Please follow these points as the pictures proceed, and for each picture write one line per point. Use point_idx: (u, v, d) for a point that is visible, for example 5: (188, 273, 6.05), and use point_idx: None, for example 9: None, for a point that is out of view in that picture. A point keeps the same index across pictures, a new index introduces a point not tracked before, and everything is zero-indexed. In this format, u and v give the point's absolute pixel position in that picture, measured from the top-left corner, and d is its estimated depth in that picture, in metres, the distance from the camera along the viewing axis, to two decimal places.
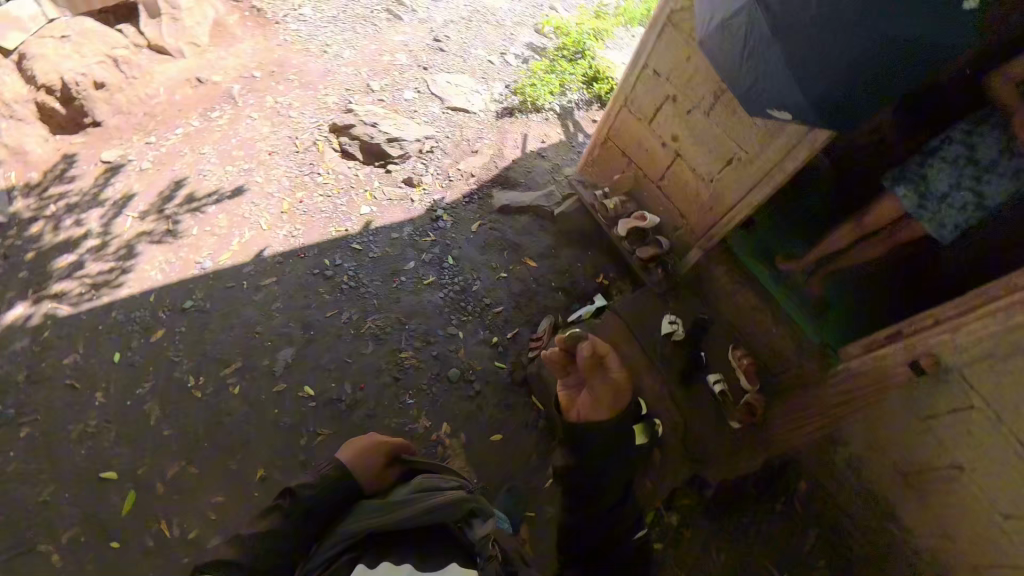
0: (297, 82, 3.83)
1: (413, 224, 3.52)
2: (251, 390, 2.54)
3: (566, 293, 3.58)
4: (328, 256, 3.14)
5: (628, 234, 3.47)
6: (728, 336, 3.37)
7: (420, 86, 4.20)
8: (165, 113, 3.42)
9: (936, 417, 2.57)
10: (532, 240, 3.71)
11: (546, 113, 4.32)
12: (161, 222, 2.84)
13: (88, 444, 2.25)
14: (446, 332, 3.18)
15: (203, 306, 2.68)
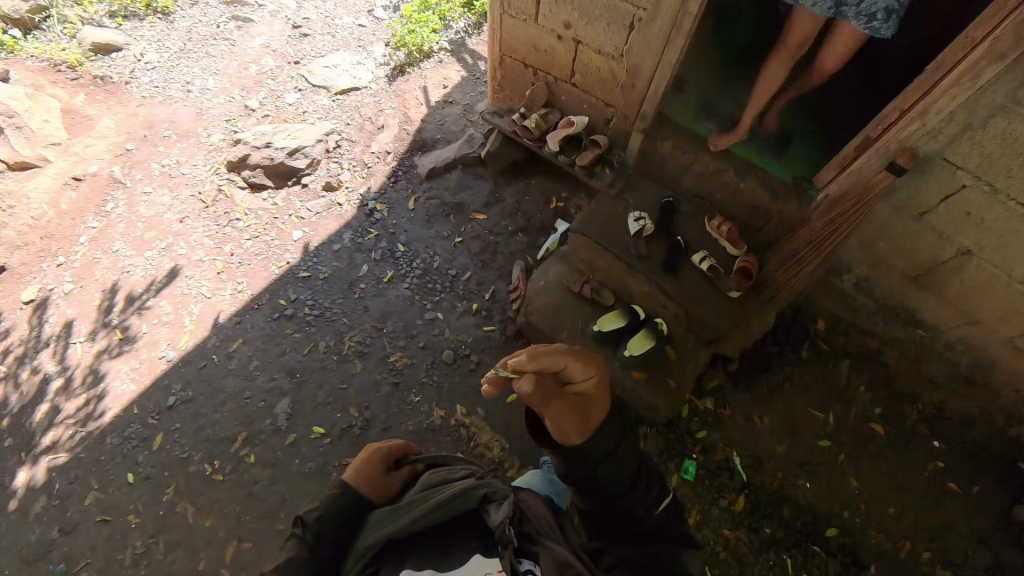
0: (176, 136, 3.60)
1: (350, 228, 3.42)
2: (266, 453, 2.60)
3: (525, 232, 3.47)
4: (282, 294, 3.12)
5: (560, 146, 3.27)
6: (700, 209, 3.21)
7: (300, 83, 3.94)
8: (57, 225, 3.21)
9: (930, 212, 2.40)
10: (471, 193, 3.56)
11: (438, 55, 4.04)
12: (112, 334, 2.82)
13: (144, 565, 2.24)
14: (425, 318, 3.19)
15: (186, 395, 2.68)
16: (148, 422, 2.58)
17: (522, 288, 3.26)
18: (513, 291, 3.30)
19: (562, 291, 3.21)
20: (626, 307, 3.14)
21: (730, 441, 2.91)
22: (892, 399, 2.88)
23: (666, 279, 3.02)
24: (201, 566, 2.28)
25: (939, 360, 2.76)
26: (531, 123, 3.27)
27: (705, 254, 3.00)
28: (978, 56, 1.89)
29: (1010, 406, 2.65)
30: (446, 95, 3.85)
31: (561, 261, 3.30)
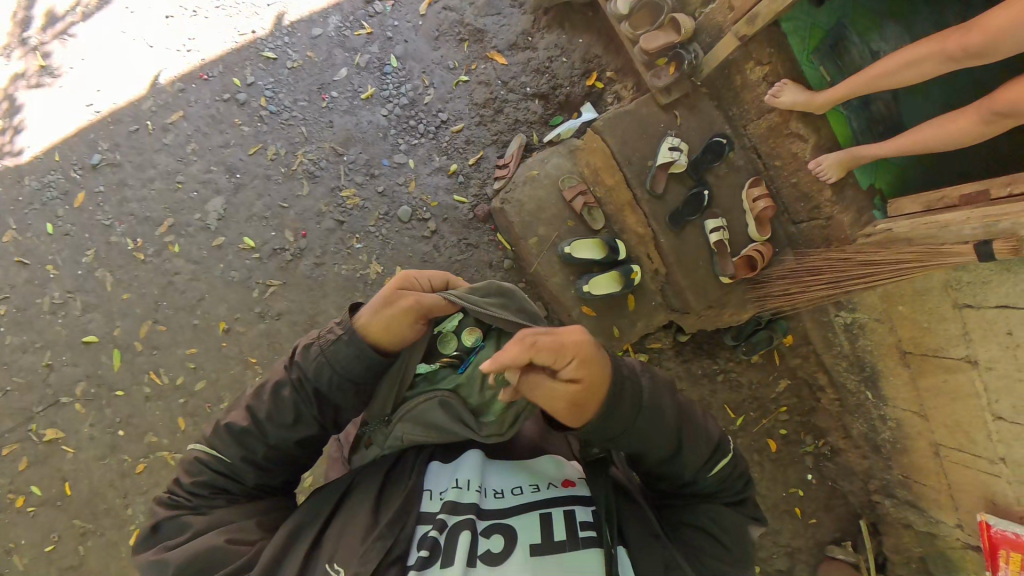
0: None
1: (340, 12, 2.79)
2: (192, 248, 2.58)
3: (543, 100, 2.82)
4: (237, 73, 2.68)
5: (632, 12, 2.43)
6: (750, 164, 2.62)
7: None
8: None
9: (976, 308, 2.05)
10: (498, 23, 2.84)
11: None
12: (32, 58, 2.53)
13: (62, 314, 2.46)
14: (392, 161, 2.80)
15: (113, 159, 2.55)
16: (70, 175, 2.52)
17: (511, 169, 2.78)
18: (501, 169, 2.82)
19: (551, 187, 2.69)
20: (608, 237, 2.63)
21: None
22: (802, 425, 2.94)
23: (662, 230, 2.60)
24: (115, 332, 2.49)
25: (862, 419, 2.74)
26: None
27: (720, 223, 2.55)
28: None
29: (900, 483, 2.70)
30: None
31: (569, 154, 2.71)
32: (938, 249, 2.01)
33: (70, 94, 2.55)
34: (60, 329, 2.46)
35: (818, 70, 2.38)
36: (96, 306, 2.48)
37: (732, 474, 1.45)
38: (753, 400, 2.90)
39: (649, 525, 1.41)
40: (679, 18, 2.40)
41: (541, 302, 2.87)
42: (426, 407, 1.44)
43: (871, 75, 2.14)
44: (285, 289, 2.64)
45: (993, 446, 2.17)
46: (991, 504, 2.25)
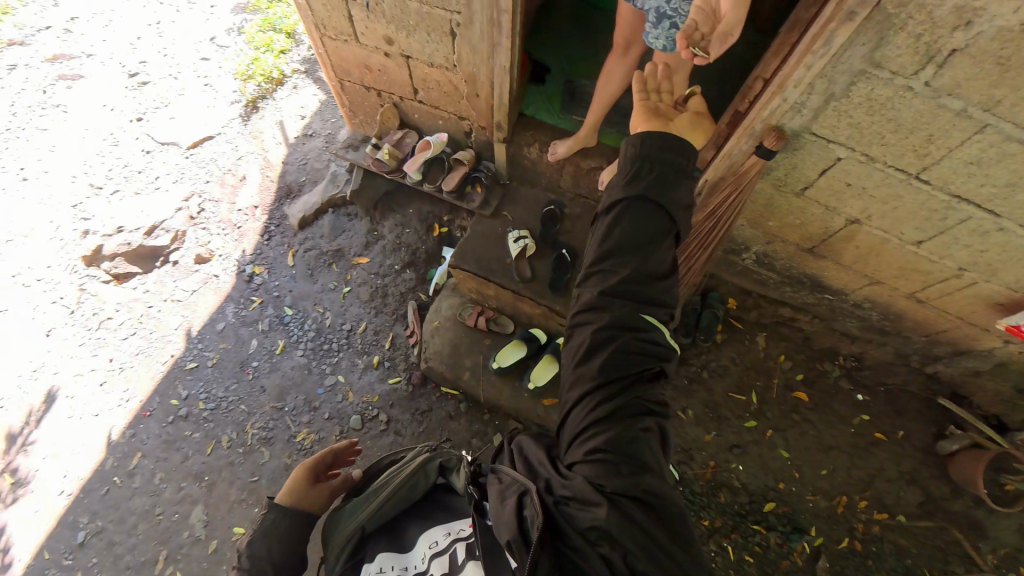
0: (20, 235, 3.60)
1: (231, 300, 3.39)
2: (190, 568, 2.75)
3: (414, 266, 3.26)
4: (173, 393, 3.18)
5: (423, 173, 3.03)
6: (587, 207, 2.97)
7: (146, 144, 3.89)
8: None
9: (812, 185, 2.38)
10: (349, 236, 3.40)
11: (292, 80, 4.01)
12: (3, 480, 3.02)
13: None
14: (326, 386, 3.10)
15: (94, 527, 2.88)
16: (63, 563, 2.82)
17: (418, 332, 3.08)
18: (411, 335, 3.14)
19: (454, 323, 2.98)
20: (524, 331, 2.92)
21: (685, 447, 3.02)
22: (810, 359, 3.22)
23: (555, 300, 2.74)
24: None
25: (847, 316, 3.07)
26: (384, 155, 3.01)
27: None
28: (830, 16, 1.75)
29: (904, 328, 2.95)
30: (304, 130, 3.75)
31: (452, 291, 3.07)
32: (742, 169, 2.37)
33: (51, 489, 2.99)
34: None
35: (560, 119, 2.88)
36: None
37: (630, 347, 1.38)
38: (751, 361, 3.20)
39: (512, 488, 1.37)
40: (459, 156, 2.99)
41: (511, 418, 2.93)
42: (350, 505, 1.52)
43: (595, 107, 2.54)
44: None
45: (945, 265, 2.42)
46: (998, 306, 2.48)
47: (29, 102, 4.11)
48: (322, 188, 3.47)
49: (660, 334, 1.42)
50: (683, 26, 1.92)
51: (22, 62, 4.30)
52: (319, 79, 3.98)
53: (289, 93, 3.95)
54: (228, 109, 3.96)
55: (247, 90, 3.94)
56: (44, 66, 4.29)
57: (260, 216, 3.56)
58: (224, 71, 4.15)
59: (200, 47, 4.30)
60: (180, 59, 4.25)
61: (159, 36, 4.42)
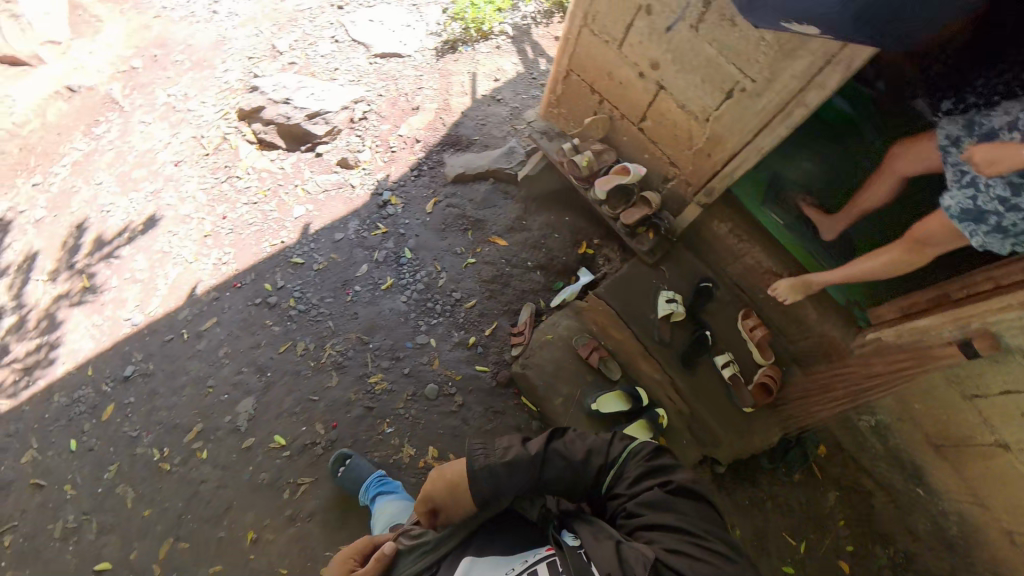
0: (188, 62, 3.66)
1: (358, 217, 3.32)
2: (219, 451, 2.77)
3: (544, 270, 3.18)
4: (268, 279, 3.10)
5: (607, 196, 2.92)
6: (740, 300, 2.92)
7: (338, 33, 3.88)
8: (43, 140, 3.42)
9: (985, 397, 2.31)
10: (496, 212, 3.31)
11: (497, 39, 3.97)
12: (77, 279, 3.02)
13: (74, 540, 2.62)
14: (415, 342, 3.02)
15: (145, 368, 2.88)
16: (102, 386, 2.85)
17: (526, 335, 2.99)
18: (516, 335, 3.03)
19: (566, 347, 2.89)
20: (628, 386, 2.76)
21: None
22: (870, 540, 3.11)
23: (676, 371, 2.75)
24: (132, 555, 2.59)
25: (924, 515, 3.00)
26: (582, 161, 2.93)
27: (727, 357, 2.74)
28: None
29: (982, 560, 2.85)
30: (493, 92, 3.68)
31: (575, 316, 2.96)
32: (930, 350, 2.24)
33: (118, 311, 2.98)
34: (71, 558, 2.60)
35: (796, 190, 2.56)
36: (120, 514, 2.67)
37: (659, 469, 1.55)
38: (812, 511, 3.14)
39: (602, 531, 1.44)
40: (648, 195, 2.88)
41: None
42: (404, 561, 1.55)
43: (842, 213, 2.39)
44: (315, 485, 2.74)
45: None
46: None
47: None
48: (491, 152, 3.41)
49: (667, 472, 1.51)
50: (977, 207, 1.80)
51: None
52: (523, 53, 3.91)
53: (490, 50, 3.90)
54: (418, 36, 3.94)
55: (450, 27, 3.96)
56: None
57: (417, 152, 3.49)
58: (439, 2, 4.15)
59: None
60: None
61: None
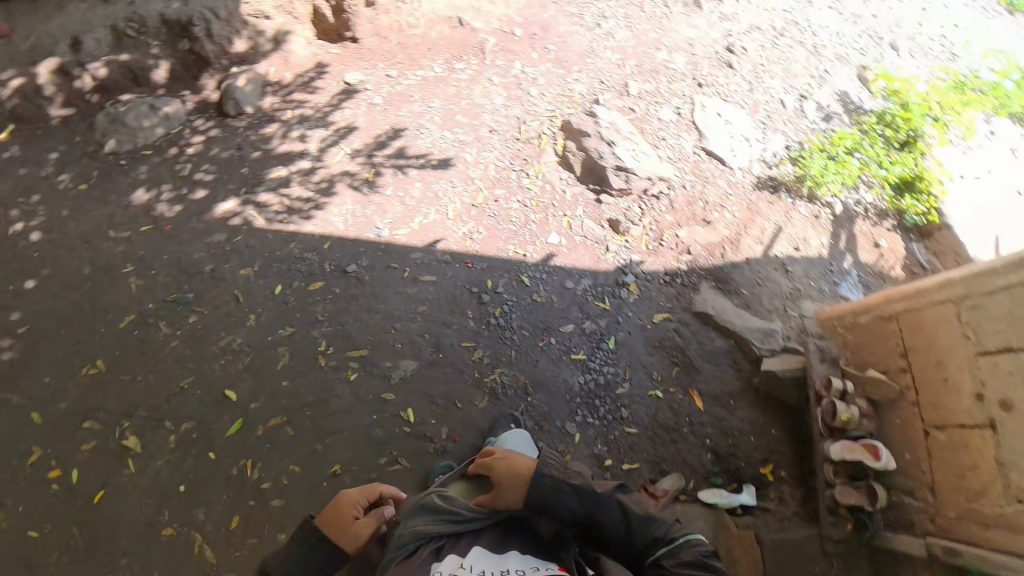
0: (552, 55, 4.03)
1: (594, 279, 3.28)
2: (362, 383, 2.92)
3: (716, 458, 2.84)
4: (493, 278, 3.19)
5: (838, 461, 2.55)
6: None
7: (683, 106, 4.06)
8: (415, 44, 3.81)
9: None
10: (715, 372, 3.06)
11: (821, 206, 3.77)
12: (367, 170, 3.34)
13: (228, 360, 2.96)
14: (563, 427, 2.84)
15: (361, 275, 3.12)
16: (325, 264, 3.13)
17: (660, 503, 2.62)
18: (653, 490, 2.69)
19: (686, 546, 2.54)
20: None
21: None
22: None
23: None
24: (251, 406, 2.87)
25: None
26: (841, 415, 2.54)
27: None
28: None
29: None
30: (784, 259, 3.45)
31: (711, 526, 2.60)
32: None
33: (375, 215, 3.24)
34: (217, 371, 2.94)
35: None
36: (268, 369, 2.95)
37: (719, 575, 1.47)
38: None
39: None
40: (880, 492, 2.45)
41: None
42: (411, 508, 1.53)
43: None
44: (405, 473, 2.69)
45: None
46: None
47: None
48: (750, 320, 3.18)
49: None
50: None
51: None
52: (835, 237, 3.67)
53: (809, 216, 3.71)
54: (745, 152, 3.99)
55: (782, 168, 3.93)
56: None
57: (680, 263, 3.36)
58: (787, 138, 4.21)
59: (774, 100, 4.46)
60: (753, 92, 4.45)
61: (757, 63, 4.70)
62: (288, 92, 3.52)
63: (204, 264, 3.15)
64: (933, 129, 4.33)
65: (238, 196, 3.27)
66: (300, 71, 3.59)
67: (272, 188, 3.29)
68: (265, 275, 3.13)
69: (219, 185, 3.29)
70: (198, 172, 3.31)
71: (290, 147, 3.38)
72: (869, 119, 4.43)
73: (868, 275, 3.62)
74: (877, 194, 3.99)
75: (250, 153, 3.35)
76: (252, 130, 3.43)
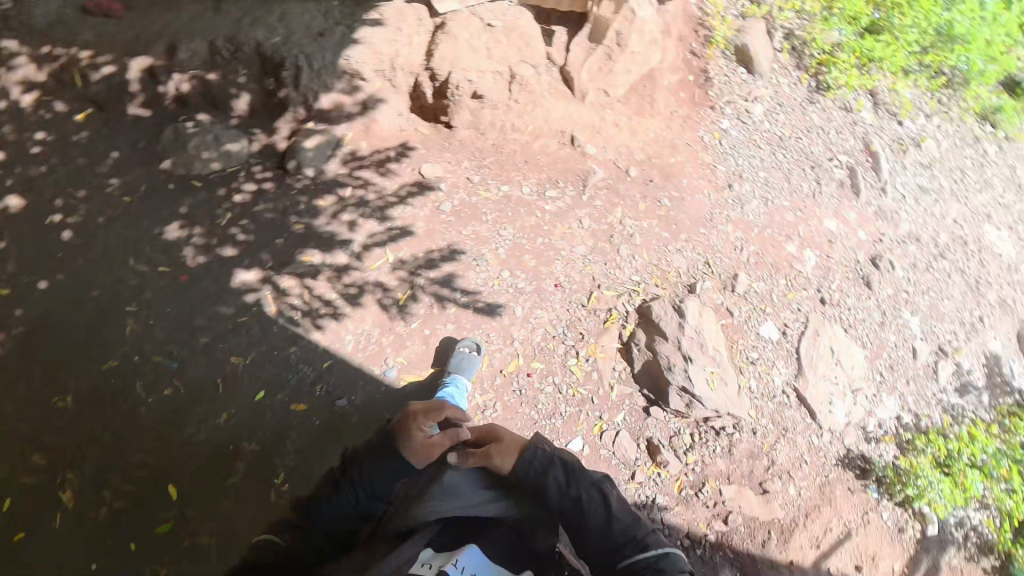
0: (663, 210, 3.40)
1: None
2: None
3: None
4: None
5: None
6: None
7: (793, 327, 3.31)
8: (511, 153, 3.31)
9: None
10: None
11: (909, 518, 3.04)
12: (403, 289, 2.91)
13: (180, 448, 2.56)
14: None
15: (349, 410, 2.64)
16: (317, 381, 2.70)
17: None
18: None
19: None
20: None
21: None
22: None
23: None
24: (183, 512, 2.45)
25: None
26: None
27: None
28: None
29: None
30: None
31: None
32: None
33: (390, 346, 2.80)
34: (168, 456, 2.56)
35: None
36: (219, 478, 2.51)
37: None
38: None
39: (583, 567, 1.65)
40: None
41: None
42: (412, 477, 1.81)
43: None
44: None
45: None
46: None
47: (799, 156, 3.81)
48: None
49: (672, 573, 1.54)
50: None
51: (831, 129, 3.94)
52: (913, 564, 2.96)
53: (892, 529, 3.01)
54: (844, 409, 3.22)
55: (884, 450, 3.19)
56: (836, 164, 3.85)
57: (709, 530, 2.84)
58: (902, 404, 3.34)
59: (907, 345, 3.46)
60: (882, 326, 3.46)
61: (901, 286, 3.60)
62: (358, 166, 3.14)
63: (201, 333, 2.80)
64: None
65: (267, 266, 2.95)
66: (378, 147, 3.21)
67: (301, 271, 2.92)
68: (254, 367, 2.73)
69: (252, 249, 2.99)
70: (234, 226, 3.03)
71: (335, 231, 3.00)
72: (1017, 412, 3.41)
73: None
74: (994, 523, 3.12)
75: (294, 224, 3.00)
76: (307, 199, 3.09)
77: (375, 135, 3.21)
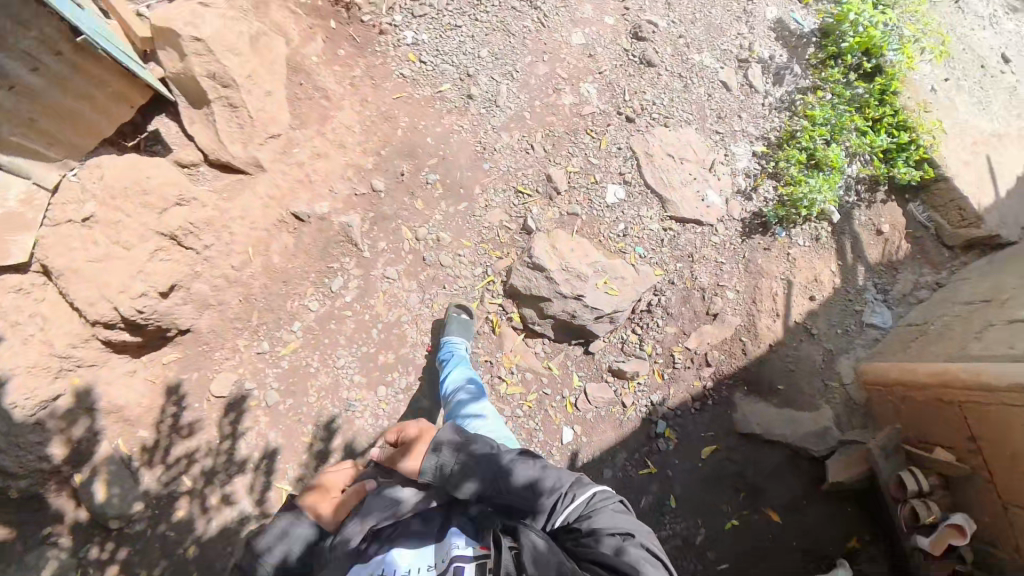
0: (440, 187, 2.91)
1: (627, 448, 3.01)
2: None
3: (810, 555, 2.87)
4: None
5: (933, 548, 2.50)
6: None
7: (628, 167, 3.11)
8: (266, 289, 2.68)
9: None
10: (778, 483, 2.98)
11: (814, 222, 3.22)
12: None
13: None
14: None
15: None
16: None
17: None
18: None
19: None
20: None
21: None
22: None
23: None
24: None
25: None
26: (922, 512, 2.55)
27: None
28: None
29: None
30: (806, 321, 3.09)
31: None
32: None
33: None
34: None
35: None
36: None
37: (610, 515, 1.52)
38: None
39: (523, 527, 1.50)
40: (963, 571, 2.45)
41: None
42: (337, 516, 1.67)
43: None
44: None
45: None
46: None
47: (502, 0, 3.29)
48: (802, 418, 2.97)
49: (610, 508, 1.55)
50: None
51: None
52: (841, 254, 3.23)
53: (809, 244, 3.20)
54: (713, 187, 3.20)
55: (762, 188, 3.23)
56: None
57: (703, 382, 3.05)
58: (747, 137, 3.35)
59: (714, 85, 3.40)
60: (688, 88, 3.34)
61: (674, 37, 3.46)
62: (162, 452, 2.52)
63: None
64: (906, 30, 3.41)
65: None
66: (152, 417, 2.54)
67: None
68: None
69: None
70: None
71: (223, 521, 2.48)
72: (820, 61, 3.51)
73: (880, 275, 3.31)
74: (868, 164, 3.33)
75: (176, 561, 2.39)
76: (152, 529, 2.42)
77: (136, 412, 2.50)
